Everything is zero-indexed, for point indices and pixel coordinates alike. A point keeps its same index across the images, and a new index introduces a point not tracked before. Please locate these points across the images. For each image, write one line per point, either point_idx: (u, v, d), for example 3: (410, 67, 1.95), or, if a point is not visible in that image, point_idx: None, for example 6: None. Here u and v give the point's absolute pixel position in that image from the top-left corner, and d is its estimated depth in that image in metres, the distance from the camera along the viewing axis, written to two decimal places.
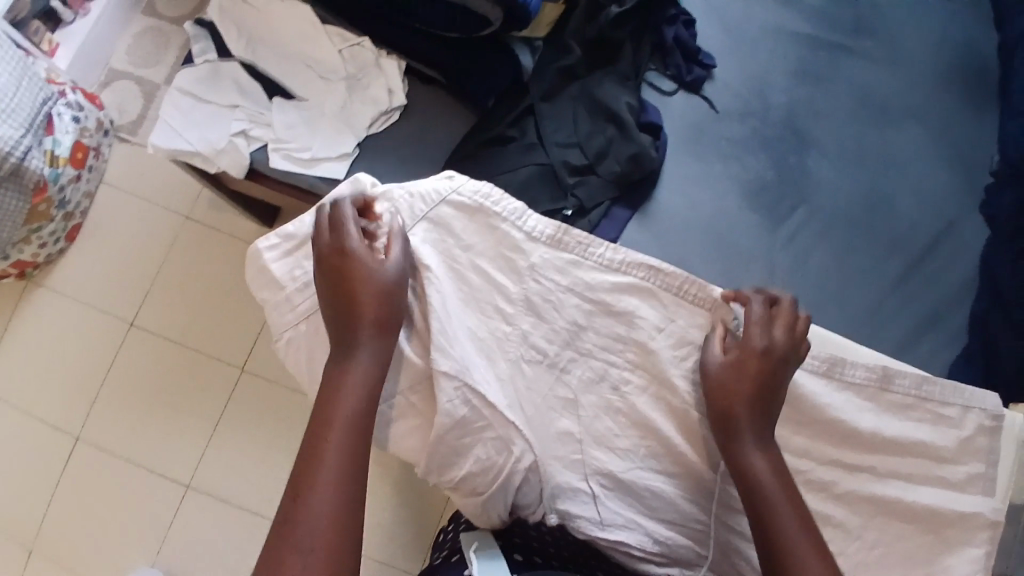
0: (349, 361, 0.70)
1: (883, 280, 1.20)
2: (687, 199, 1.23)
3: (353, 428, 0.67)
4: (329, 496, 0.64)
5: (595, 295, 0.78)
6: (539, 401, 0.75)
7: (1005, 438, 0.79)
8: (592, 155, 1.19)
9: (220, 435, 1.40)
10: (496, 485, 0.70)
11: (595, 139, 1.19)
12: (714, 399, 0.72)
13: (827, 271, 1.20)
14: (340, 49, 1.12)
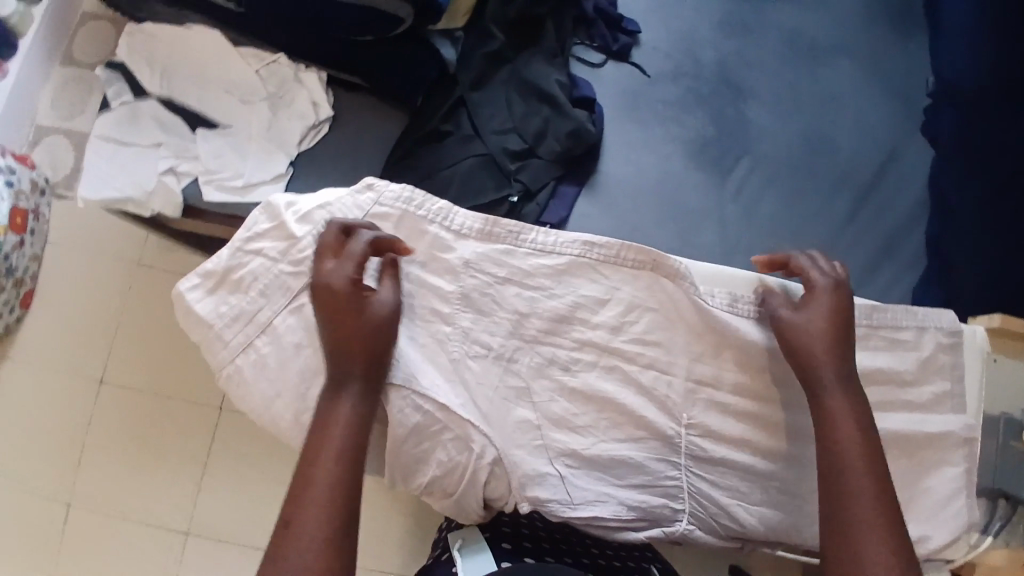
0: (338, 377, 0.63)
1: (832, 218, 1.22)
2: (632, 166, 1.23)
3: (346, 450, 0.61)
4: (322, 523, 0.58)
5: (536, 279, 0.71)
6: (492, 394, 0.68)
7: (969, 351, 0.79)
8: (531, 138, 1.17)
9: (211, 478, 1.38)
10: (465, 486, 0.65)
11: (531, 121, 1.17)
12: (792, 343, 0.69)
13: (784, 213, 1.21)
14: (257, 70, 1.10)
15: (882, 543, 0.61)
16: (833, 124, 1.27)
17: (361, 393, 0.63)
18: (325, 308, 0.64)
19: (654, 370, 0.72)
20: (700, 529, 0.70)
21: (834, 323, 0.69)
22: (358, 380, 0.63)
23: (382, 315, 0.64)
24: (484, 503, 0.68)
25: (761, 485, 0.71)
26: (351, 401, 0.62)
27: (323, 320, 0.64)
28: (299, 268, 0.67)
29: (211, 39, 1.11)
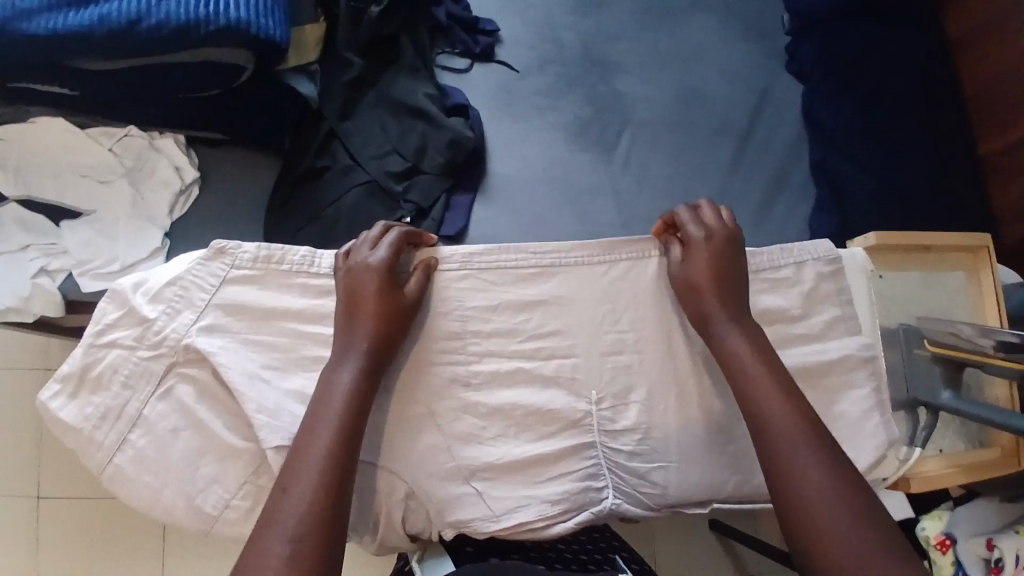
0: (346, 359, 0.62)
1: (719, 169, 1.28)
2: (519, 161, 1.23)
3: (342, 434, 0.59)
4: (313, 501, 0.56)
5: (420, 303, 0.68)
6: (389, 428, 0.66)
7: (852, 272, 0.83)
8: (412, 156, 1.15)
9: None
10: (383, 523, 0.66)
11: (409, 139, 1.15)
12: (687, 294, 0.70)
13: (667, 178, 1.26)
14: (110, 147, 1.04)
15: (819, 474, 0.59)
16: (699, 80, 1.33)
17: (366, 376, 0.62)
18: (347, 295, 0.64)
19: (555, 360, 0.71)
20: (627, 501, 0.70)
21: (716, 268, 0.68)
22: (366, 363, 0.62)
23: (401, 306, 0.65)
24: (408, 534, 0.69)
25: (675, 445, 0.72)
26: (356, 384, 0.61)
27: (342, 307, 0.65)
28: (160, 351, 0.64)
29: (55, 125, 1.02)
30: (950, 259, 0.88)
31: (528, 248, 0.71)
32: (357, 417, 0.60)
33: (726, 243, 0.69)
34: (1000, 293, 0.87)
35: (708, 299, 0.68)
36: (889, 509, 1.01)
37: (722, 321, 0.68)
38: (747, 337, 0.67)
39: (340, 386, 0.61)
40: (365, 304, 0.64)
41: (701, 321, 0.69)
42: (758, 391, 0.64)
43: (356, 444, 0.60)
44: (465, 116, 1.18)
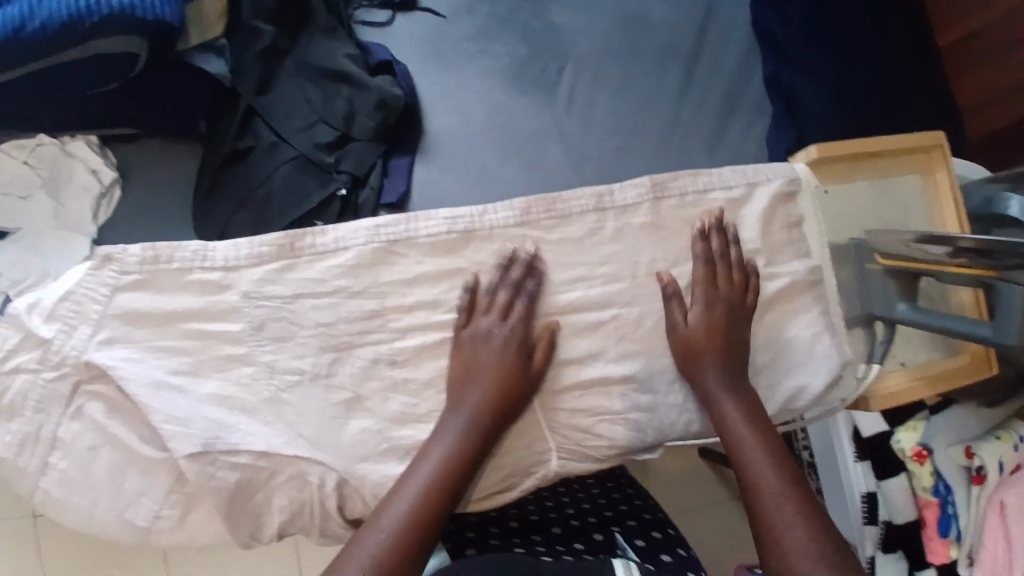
0: (455, 419, 0.63)
1: (670, 92, 1.21)
2: (457, 112, 1.16)
3: (447, 480, 0.60)
4: (388, 546, 0.56)
5: (330, 285, 0.64)
6: (317, 420, 0.63)
7: (806, 193, 0.77)
8: (341, 124, 1.09)
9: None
10: (320, 518, 0.63)
11: (335, 105, 1.09)
12: (684, 359, 0.70)
13: (616, 111, 1.19)
14: (23, 159, 0.98)
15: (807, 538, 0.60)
16: (638, 5, 1.26)
17: (473, 436, 0.62)
18: (455, 354, 0.65)
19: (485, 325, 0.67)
20: (573, 459, 0.70)
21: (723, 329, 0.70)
22: (471, 425, 0.63)
23: (506, 366, 0.64)
24: (351, 522, 0.64)
25: (620, 393, 0.70)
26: (458, 444, 0.62)
27: (451, 369, 0.65)
28: (63, 371, 0.62)
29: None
30: (905, 162, 0.82)
31: (440, 212, 0.67)
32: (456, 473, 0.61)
33: (730, 314, 0.71)
34: (958, 193, 0.82)
35: (701, 357, 0.69)
36: (864, 423, 0.98)
37: (712, 376, 0.69)
38: (736, 394, 0.69)
39: (439, 447, 0.62)
40: (460, 360, 0.65)
41: (693, 380, 0.70)
42: (751, 465, 0.65)
43: (445, 502, 0.60)
44: (392, 73, 1.13)
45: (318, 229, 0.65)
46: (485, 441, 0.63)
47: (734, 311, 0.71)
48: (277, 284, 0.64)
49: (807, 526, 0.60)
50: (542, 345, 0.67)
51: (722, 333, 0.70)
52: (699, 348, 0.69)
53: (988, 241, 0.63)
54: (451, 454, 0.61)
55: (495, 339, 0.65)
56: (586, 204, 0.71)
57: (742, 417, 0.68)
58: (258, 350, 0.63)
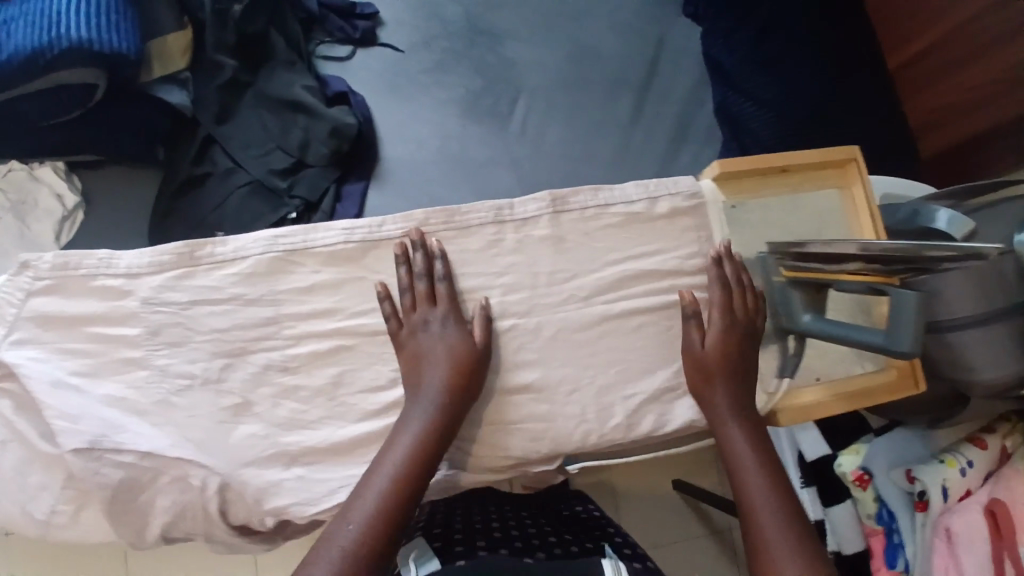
0: (414, 409, 0.65)
1: (619, 122, 1.26)
2: (412, 141, 1.20)
3: (413, 466, 0.62)
4: (365, 528, 0.59)
5: (227, 292, 0.66)
6: (205, 423, 0.64)
7: (711, 204, 0.80)
8: (296, 151, 1.13)
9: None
10: (203, 520, 0.64)
11: (292, 133, 1.14)
12: (695, 379, 0.73)
13: (565, 141, 1.24)
14: None
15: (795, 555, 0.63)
16: (590, 40, 1.31)
17: (430, 422, 0.64)
18: (405, 349, 0.67)
19: (380, 335, 0.69)
20: (465, 469, 0.71)
21: (733, 353, 0.73)
22: (431, 412, 0.64)
23: (457, 354, 0.67)
24: (236, 528, 0.66)
25: (515, 403, 0.71)
26: (420, 434, 0.64)
27: (403, 366, 0.67)
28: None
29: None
30: (820, 177, 0.84)
31: (338, 223, 0.68)
32: (422, 461, 0.62)
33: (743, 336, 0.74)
34: (874, 206, 0.83)
35: (715, 374, 0.73)
36: (806, 446, 1.05)
37: (721, 394, 0.72)
38: (740, 415, 0.72)
39: (404, 436, 0.64)
40: (413, 354, 0.67)
41: (701, 397, 0.73)
42: (750, 483, 0.69)
43: (421, 485, 0.63)
44: (348, 104, 1.18)
45: (217, 239, 0.67)
46: (445, 427, 0.64)
47: (742, 339, 0.74)
48: (175, 291, 0.66)
49: (796, 544, 0.64)
50: (478, 322, 0.69)
51: (735, 356, 0.73)
52: (711, 364, 0.73)
53: (886, 245, 0.62)
54: (411, 441, 0.63)
55: (448, 326, 0.68)
56: (486, 217, 0.73)
57: (745, 437, 0.71)
58: (153, 354, 0.65)
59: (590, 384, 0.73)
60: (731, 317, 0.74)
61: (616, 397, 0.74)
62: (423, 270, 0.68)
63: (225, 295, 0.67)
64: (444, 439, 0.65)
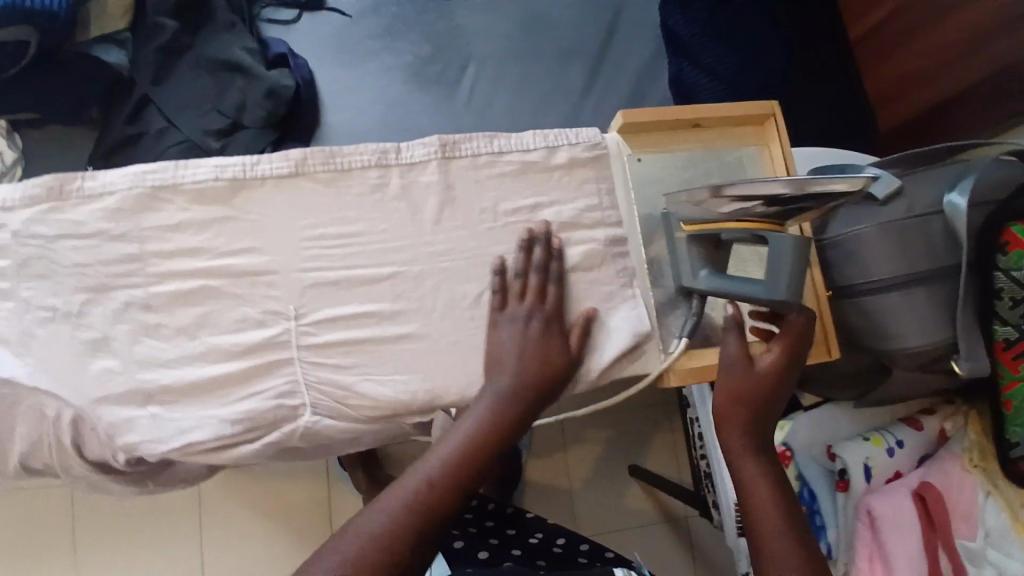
0: (486, 389, 0.67)
1: (569, 91, 1.20)
2: (353, 106, 1.16)
3: (475, 450, 0.64)
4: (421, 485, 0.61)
5: (92, 227, 0.66)
6: (64, 354, 0.65)
7: (614, 157, 0.77)
8: (232, 112, 1.10)
9: (84, 548, 1.27)
10: (58, 449, 0.65)
11: (229, 95, 1.10)
12: (727, 398, 0.70)
13: (511, 111, 1.18)
14: None
15: None
16: (543, 6, 1.24)
17: (503, 404, 0.66)
18: (489, 350, 0.69)
19: (248, 277, 0.68)
20: (329, 417, 0.68)
21: (775, 380, 0.70)
22: (502, 394, 0.66)
23: (545, 352, 0.69)
24: (92, 463, 0.67)
25: (390, 352, 0.69)
26: (490, 416, 0.65)
27: (484, 352, 0.70)
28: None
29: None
30: (735, 134, 0.81)
31: (208, 160, 0.68)
32: (485, 438, 0.64)
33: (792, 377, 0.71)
34: (790, 162, 0.79)
35: (762, 400, 0.70)
36: None
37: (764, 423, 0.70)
38: (764, 457, 0.69)
39: (476, 411, 0.66)
40: (493, 345, 0.69)
41: (725, 420, 0.71)
42: (767, 522, 0.65)
43: (485, 460, 0.64)
44: (287, 66, 1.14)
45: (88, 175, 0.67)
46: (518, 418, 0.66)
47: (785, 369, 0.70)
48: (44, 225, 0.66)
49: None
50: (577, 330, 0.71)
51: (781, 390, 0.71)
52: (759, 394, 0.70)
53: (796, 180, 0.63)
54: (484, 424, 0.65)
55: (539, 322, 0.70)
56: (368, 160, 0.71)
57: (767, 480, 0.67)
58: (20, 284, 0.66)
59: (470, 337, 0.71)
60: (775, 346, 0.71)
61: None
62: (538, 262, 0.72)
63: (90, 230, 0.66)
64: (512, 430, 0.66)
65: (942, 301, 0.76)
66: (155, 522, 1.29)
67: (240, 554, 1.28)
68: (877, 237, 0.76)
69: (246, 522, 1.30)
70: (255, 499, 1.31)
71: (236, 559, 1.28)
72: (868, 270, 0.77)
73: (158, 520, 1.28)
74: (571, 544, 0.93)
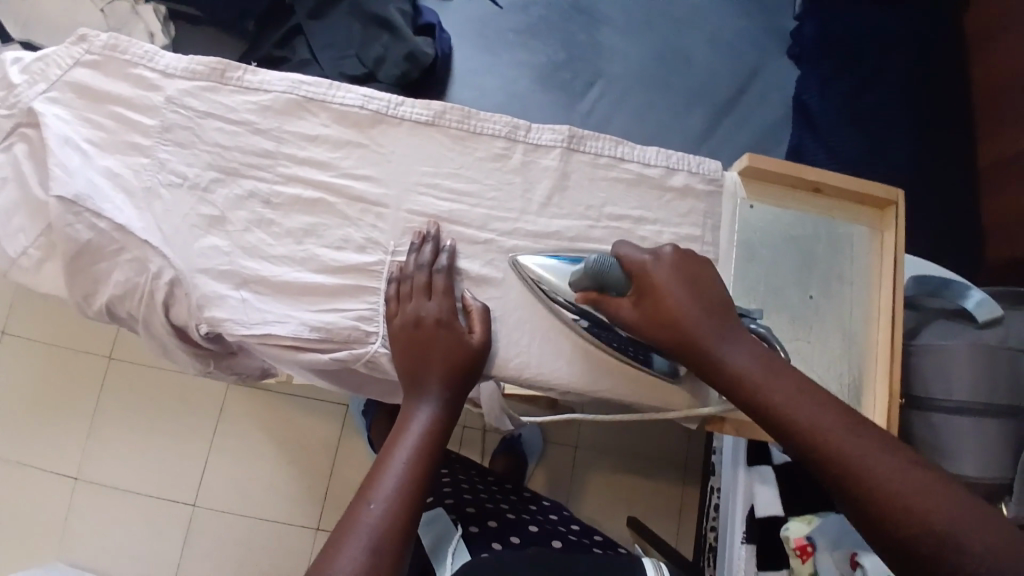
0: (420, 406, 0.65)
1: (687, 134, 1.16)
2: (478, 91, 1.15)
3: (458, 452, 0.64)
4: (389, 511, 0.57)
5: (239, 116, 0.72)
6: (178, 220, 0.68)
7: (726, 197, 0.80)
8: (370, 62, 1.12)
9: (101, 417, 1.33)
10: (145, 305, 0.68)
11: (372, 47, 1.13)
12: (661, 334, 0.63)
13: (627, 137, 1.15)
14: (101, 10, 1.15)
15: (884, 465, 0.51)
16: (686, 47, 1.21)
17: (438, 419, 0.64)
18: (398, 340, 0.66)
19: (362, 203, 0.72)
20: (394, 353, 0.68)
21: (691, 289, 0.63)
22: (439, 407, 0.65)
23: (447, 350, 0.65)
24: (174, 327, 0.70)
25: None
26: (427, 430, 0.63)
27: (396, 359, 0.66)
28: (11, 111, 0.70)
29: None
30: (853, 210, 0.82)
31: (359, 89, 0.73)
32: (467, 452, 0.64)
33: (703, 279, 0.64)
34: (901, 251, 0.79)
35: (691, 320, 0.61)
36: (759, 500, 0.95)
37: (738, 348, 0.60)
38: (738, 347, 0.60)
39: (412, 430, 0.63)
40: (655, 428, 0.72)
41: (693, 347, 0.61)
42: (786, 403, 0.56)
43: (434, 466, 0.63)
44: (432, 36, 1.14)
45: (251, 68, 0.73)
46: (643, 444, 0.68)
47: (690, 264, 0.65)
48: (199, 100, 0.72)
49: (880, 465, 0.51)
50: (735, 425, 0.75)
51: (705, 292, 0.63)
52: (686, 318, 0.61)
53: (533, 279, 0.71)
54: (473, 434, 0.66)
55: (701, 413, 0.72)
56: (498, 130, 0.75)
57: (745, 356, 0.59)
58: (159, 147, 0.70)
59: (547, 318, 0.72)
60: (659, 260, 0.65)
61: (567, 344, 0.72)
62: (426, 260, 0.69)
63: (239, 118, 0.72)
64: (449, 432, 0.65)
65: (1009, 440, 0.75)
66: (177, 420, 1.33)
67: (246, 476, 1.31)
68: (965, 355, 0.76)
69: (255, 446, 1.32)
70: (271, 426, 1.33)
71: (234, 472, 1.31)
72: (950, 389, 0.77)
73: (184, 420, 1.33)
74: (587, 533, 0.97)
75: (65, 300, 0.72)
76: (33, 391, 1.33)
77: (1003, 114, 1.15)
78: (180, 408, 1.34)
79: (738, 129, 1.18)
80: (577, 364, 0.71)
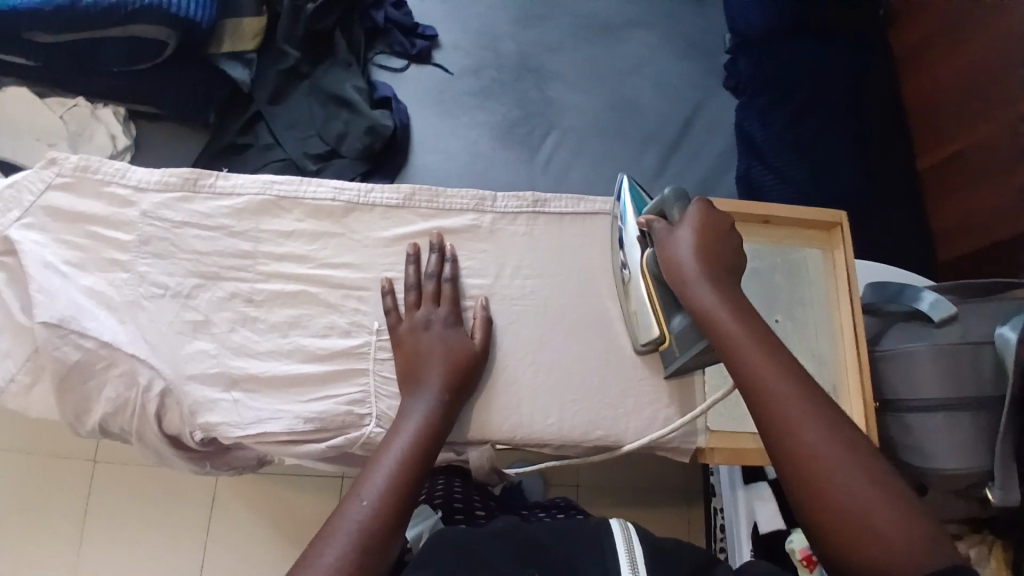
0: (416, 402, 0.65)
1: (642, 174, 1.21)
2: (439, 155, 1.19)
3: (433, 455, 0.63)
4: (376, 505, 0.56)
5: (214, 221, 0.75)
6: (163, 328, 0.70)
7: None
8: (333, 140, 1.16)
9: (91, 520, 1.29)
10: (137, 418, 0.70)
11: (333, 124, 1.16)
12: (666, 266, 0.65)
13: (588, 183, 1.19)
14: (60, 115, 1.10)
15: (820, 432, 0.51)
16: (629, 94, 1.27)
17: (432, 415, 0.64)
18: (403, 343, 0.70)
19: (341, 289, 0.74)
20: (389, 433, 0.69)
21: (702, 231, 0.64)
22: (432, 406, 0.65)
23: (454, 349, 0.69)
24: (168, 435, 0.71)
25: None
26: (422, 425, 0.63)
27: (399, 365, 0.69)
28: None
29: (17, 93, 1.08)
30: (804, 237, 0.87)
31: (330, 181, 0.77)
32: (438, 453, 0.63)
33: (722, 228, 0.65)
34: (854, 270, 0.83)
35: (689, 272, 0.62)
36: (761, 518, 0.98)
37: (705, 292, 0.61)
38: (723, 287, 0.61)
39: (408, 426, 0.63)
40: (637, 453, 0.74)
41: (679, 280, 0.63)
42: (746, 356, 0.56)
43: (424, 468, 0.61)
44: (389, 109, 1.18)
45: (223, 174, 0.77)
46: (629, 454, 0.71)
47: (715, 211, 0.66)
48: (173, 210, 0.75)
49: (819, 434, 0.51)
50: (726, 456, 0.76)
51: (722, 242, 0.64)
52: (680, 259, 0.64)
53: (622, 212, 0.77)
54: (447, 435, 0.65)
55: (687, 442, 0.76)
56: (466, 204, 0.79)
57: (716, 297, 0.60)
58: (137, 260, 0.73)
59: (531, 374, 0.75)
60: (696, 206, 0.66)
61: (555, 399, 0.74)
62: (434, 270, 0.74)
63: (215, 223, 0.75)
64: (444, 431, 0.65)
65: (982, 437, 0.78)
66: (171, 514, 1.30)
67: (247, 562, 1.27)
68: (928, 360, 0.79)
69: (252, 530, 1.29)
70: (265, 507, 1.31)
71: (233, 559, 1.28)
72: (917, 394, 0.80)
73: (177, 513, 1.30)
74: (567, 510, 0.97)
75: (55, 419, 0.72)
76: (19, 502, 1.30)
77: (933, 122, 1.22)
78: (173, 501, 1.32)
79: (687, 164, 1.24)
80: (567, 418, 0.74)
